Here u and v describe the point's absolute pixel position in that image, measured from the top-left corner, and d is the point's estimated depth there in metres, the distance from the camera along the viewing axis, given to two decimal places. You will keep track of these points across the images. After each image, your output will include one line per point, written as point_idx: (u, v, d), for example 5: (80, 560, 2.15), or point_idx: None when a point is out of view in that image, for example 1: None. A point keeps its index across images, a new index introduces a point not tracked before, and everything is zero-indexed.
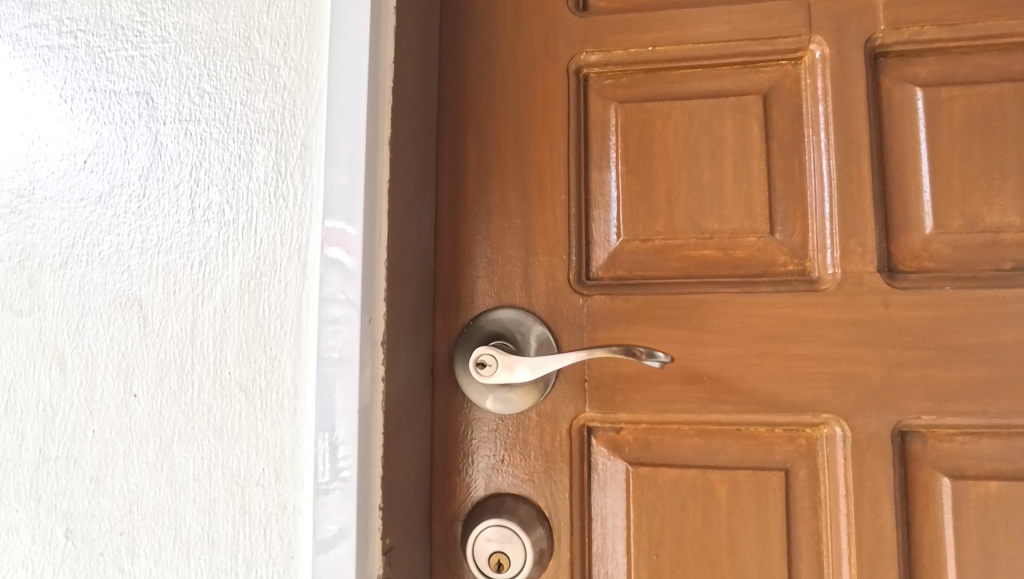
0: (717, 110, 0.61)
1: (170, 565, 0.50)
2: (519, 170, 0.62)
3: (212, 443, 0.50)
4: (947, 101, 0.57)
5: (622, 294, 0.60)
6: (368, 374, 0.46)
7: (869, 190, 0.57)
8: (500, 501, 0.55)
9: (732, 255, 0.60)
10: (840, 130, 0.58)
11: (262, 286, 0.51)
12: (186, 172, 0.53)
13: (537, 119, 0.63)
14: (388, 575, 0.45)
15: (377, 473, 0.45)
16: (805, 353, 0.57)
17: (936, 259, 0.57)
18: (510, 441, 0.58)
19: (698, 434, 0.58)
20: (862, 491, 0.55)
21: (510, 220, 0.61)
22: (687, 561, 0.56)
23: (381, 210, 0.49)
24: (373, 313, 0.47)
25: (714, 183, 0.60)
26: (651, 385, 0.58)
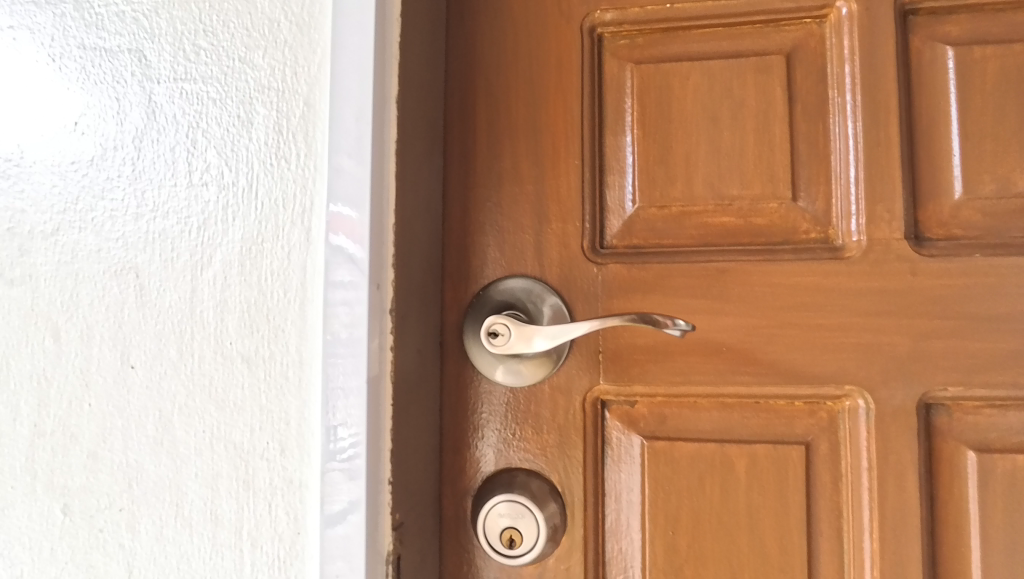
0: (737, 71, 0.57)
1: (172, 539, 0.50)
2: (532, 132, 0.59)
3: (213, 416, 0.50)
4: (980, 60, 0.55)
5: (638, 263, 0.57)
6: (377, 344, 0.46)
7: (897, 153, 0.55)
8: (513, 474, 0.56)
9: (753, 223, 0.57)
10: (868, 90, 0.56)
11: (264, 252, 0.50)
12: (183, 133, 0.52)
13: (551, 79, 0.59)
14: (398, 550, 0.47)
15: (387, 447, 0.47)
16: (829, 323, 0.55)
17: (966, 226, 0.54)
18: (521, 415, 0.57)
19: (716, 408, 0.56)
20: (886, 466, 0.53)
21: (522, 187, 0.58)
22: (703, 536, 0.55)
23: (388, 188, 0.48)
24: (381, 280, 0.47)
25: (734, 146, 0.57)
26: (668, 356, 0.56)
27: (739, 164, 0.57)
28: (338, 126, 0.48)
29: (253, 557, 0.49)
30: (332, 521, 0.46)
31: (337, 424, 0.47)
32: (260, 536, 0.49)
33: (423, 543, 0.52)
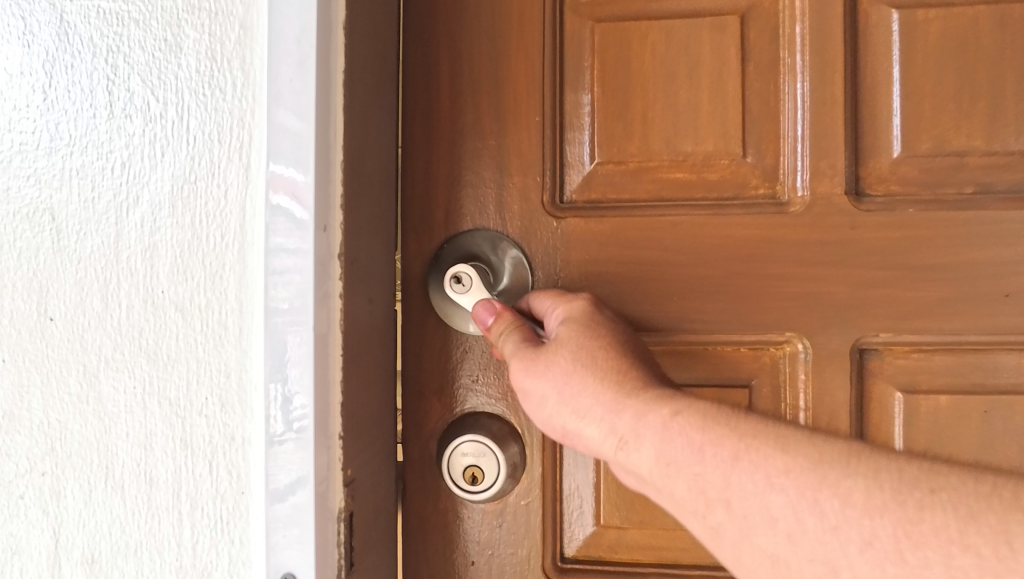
0: (694, 30, 0.54)
1: (102, 504, 0.46)
2: (493, 84, 0.55)
3: (145, 370, 0.46)
4: (922, 23, 0.52)
5: (595, 217, 0.55)
6: (326, 301, 0.43)
7: (842, 113, 0.53)
8: (479, 416, 0.54)
9: (705, 178, 0.54)
10: (816, 50, 0.53)
11: (198, 192, 0.45)
12: (101, 59, 0.46)
13: (513, 37, 0.55)
14: (350, 507, 0.45)
15: (337, 399, 0.43)
16: (773, 273, 0.54)
17: (903, 182, 0.53)
18: (478, 359, 0.55)
19: (668, 353, 0.54)
20: (820, 407, 0.54)
21: (484, 142, 0.55)
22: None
23: (336, 138, 0.44)
24: (328, 223, 0.43)
25: (690, 105, 0.54)
26: (622, 305, 0.55)
27: (693, 122, 0.54)
28: (281, 56, 0.43)
29: (191, 521, 0.45)
30: (279, 493, 0.42)
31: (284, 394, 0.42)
32: (198, 498, 0.45)
33: (377, 500, 0.50)
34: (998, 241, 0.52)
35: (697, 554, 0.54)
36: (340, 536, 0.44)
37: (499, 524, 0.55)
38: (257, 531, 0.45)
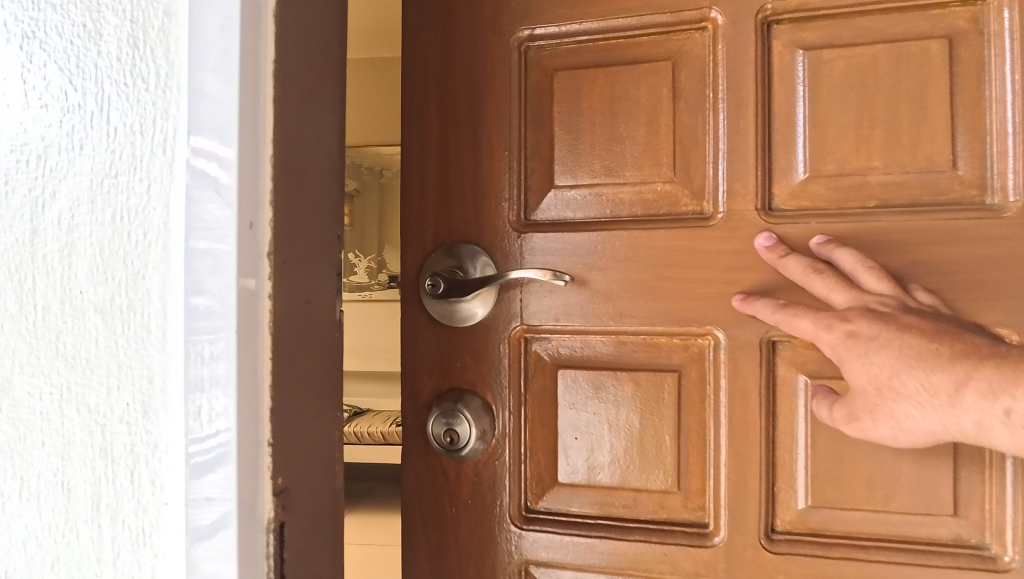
0: (633, 75, 0.59)
1: (16, 516, 0.44)
2: (467, 118, 0.62)
3: (62, 375, 0.43)
4: (828, 62, 0.57)
5: (551, 232, 0.60)
6: (252, 298, 0.41)
7: (756, 143, 0.58)
8: (461, 393, 0.61)
9: (643, 197, 0.59)
10: (732, 89, 0.58)
11: (117, 187, 0.43)
12: (16, 47, 0.44)
13: (484, 81, 0.62)
14: (281, 516, 0.43)
15: (266, 404, 0.42)
16: (694, 277, 0.58)
17: (813, 199, 0.57)
18: (457, 345, 0.62)
19: (610, 341, 0.60)
20: (736, 391, 0.58)
21: (460, 170, 0.62)
22: (599, 436, 0.60)
23: (266, 128, 0.42)
24: (255, 219, 0.41)
25: (630, 137, 0.59)
26: (569, 301, 0.60)
27: (632, 149, 0.59)
28: (203, 43, 0.41)
29: (110, 535, 0.43)
30: (202, 502, 0.40)
31: (206, 403, 0.40)
32: (116, 511, 0.42)
33: (317, 508, 0.48)
34: (895, 249, 0.55)
35: (637, 511, 0.60)
36: (269, 548, 0.42)
37: (474, 482, 0.62)
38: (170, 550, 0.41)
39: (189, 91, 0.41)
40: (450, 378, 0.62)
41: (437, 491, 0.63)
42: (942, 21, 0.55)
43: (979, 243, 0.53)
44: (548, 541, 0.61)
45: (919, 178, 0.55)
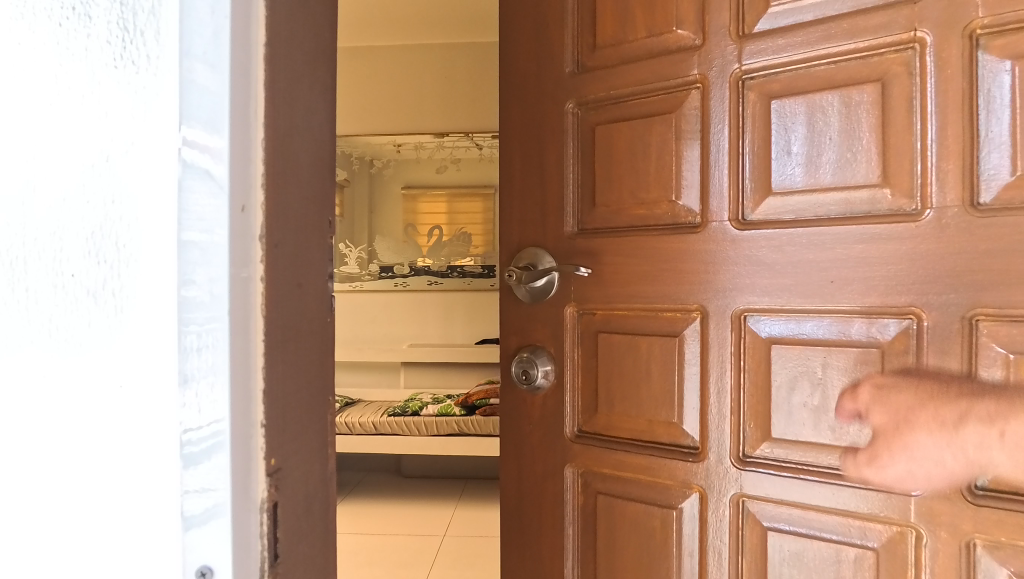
0: (649, 124, 0.83)
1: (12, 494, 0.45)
2: (537, 158, 0.91)
3: (55, 356, 0.44)
4: (784, 108, 0.74)
5: (594, 235, 0.86)
6: (243, 282, 0.41)
7: (724, 165, 0.78)
8: (535, 349, 0.90)
9: (655, 212, 0.83)
10: (712, 126, 0.79)
11: (108, 170, 0.42)
12: (8, 29, 0.44)
13: (546, 128, 0.90)
14: (275, 498, 0.43)
15: (259, 386, 0.42)
16: (686, 266, 0.81)
17: (774, 212, 0.75)
18: (531, 316, 0.91)
19: (629, 312, 0.84)
20: (716, 350, 0.79)
21: (530, 195, 0.91)
22: (625, 379, 0.85)
23: (257, 112, 0.42)
24: (247, 201, 0.41)
25: (645, 169, 0.83)
26: (599, 282, 0.86)
27: (644, 177, 0.83)
28: (193, 27, 0.41)
29: (104, 519, 0.43)
30: (200, 488, 0.41)
31: (199, 387, 0.41)
32: (110, 495, 0.43)
33: (309, 489, 0.49)
34: (839, 244, 0.72)
35: (652, 435, 0.83)
36: (263, 528, 0.42)
37: (543, 406, 0.90)
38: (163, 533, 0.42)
39: (179, 74, 0.41)
40: (530, 337, 0.91)
41: (524, 412, 0.92)
42: (880, 68, 0.69)
43: (907, 239, 0.68)
44: (592, 451, 0.87)
45: (858, 191, 0.71)
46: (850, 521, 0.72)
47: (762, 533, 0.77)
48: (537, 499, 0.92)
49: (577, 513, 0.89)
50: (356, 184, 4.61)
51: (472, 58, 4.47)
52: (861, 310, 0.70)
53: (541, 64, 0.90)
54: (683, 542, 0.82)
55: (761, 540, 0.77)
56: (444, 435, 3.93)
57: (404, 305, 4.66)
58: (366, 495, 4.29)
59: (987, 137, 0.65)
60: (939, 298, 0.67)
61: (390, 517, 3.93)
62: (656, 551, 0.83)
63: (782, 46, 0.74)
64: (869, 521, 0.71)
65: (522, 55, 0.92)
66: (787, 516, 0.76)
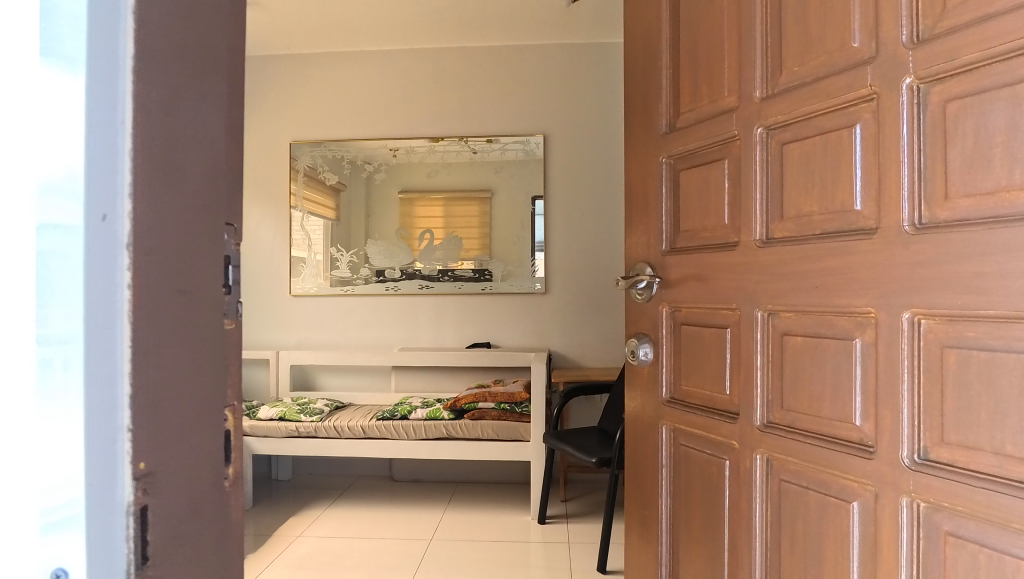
0: (707, 171, 1.23)
1: None
2: (643, 195, 1.39)
3: None
4: (789, 152, 1.05)
5: (675, 255, 1.30)
6: (108, 289, 0.42)
7: (750, 197, 1.12)
8: (641, 336, 1.38)
9: (714, 234, 1.21)
10: (741, 168, 1.14)
11: None
12: None
13: (646, 177, 1.39)
14: (143, 501, 0.44)
15: (127, 391, 0.43)
16: (731, 276, 1.16)
17: (787, 231, 1.05)
18: (640, 312, 1.40)
19: (701, 311, 1.24)
20: (745, 344, 1.13)
21: (642, 219, 1.40)
22: (696, 359, 1.25)
23: (125, 124, 0.43)
24: (111, 211, 0.42)
25: (707, 203, 1.23)
26: (677, 288, 1.29)
27: (705, 209, 1.23)
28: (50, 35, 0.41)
29: None
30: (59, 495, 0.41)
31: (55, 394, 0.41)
32: None
33: (194, 491, 0.50)
34: (822, 254, 0.99)
35: (713, 401, 1.20)
36: (130, 531, 0.43)
37: (647, 376, 1.38)
38: (14, 558, 0.40)
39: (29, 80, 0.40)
40: (644, 332, 1.39)
41: (637, 381, 1.42)
42: (854, 116, 0.93)
43: (858, 252, 0.93)
44: (677, 412, 1.29)
45: (836, 216, 0.97)
46: (837, 480, 0.96)
47: (776, 483, 1.07)
48: (643, 445, 1.39)
49: (671, 460, 1.31)
50: (354, 188, 4.66)
51: (473, 66, 4.57)
52: (840, 311, 0.95)
53: (649, 128, 1.38)
54: (727, 488, 1.15)
55: (777, 489, 1.06)
56: (432, 439, 3.94)
57: (396, 308, 4.63)
58: (358, 499, 4.30)
59: (918, 171, 0.85)
60: (889, 301, 0.88)
61: (376, 523, 3.90)
62: (713, 492, 1.19)
63: (784, 108, 1.05)
64: (847, 480, 0.94)
65: (634, 129, 1.43)
66: (793, 471, 1.03)
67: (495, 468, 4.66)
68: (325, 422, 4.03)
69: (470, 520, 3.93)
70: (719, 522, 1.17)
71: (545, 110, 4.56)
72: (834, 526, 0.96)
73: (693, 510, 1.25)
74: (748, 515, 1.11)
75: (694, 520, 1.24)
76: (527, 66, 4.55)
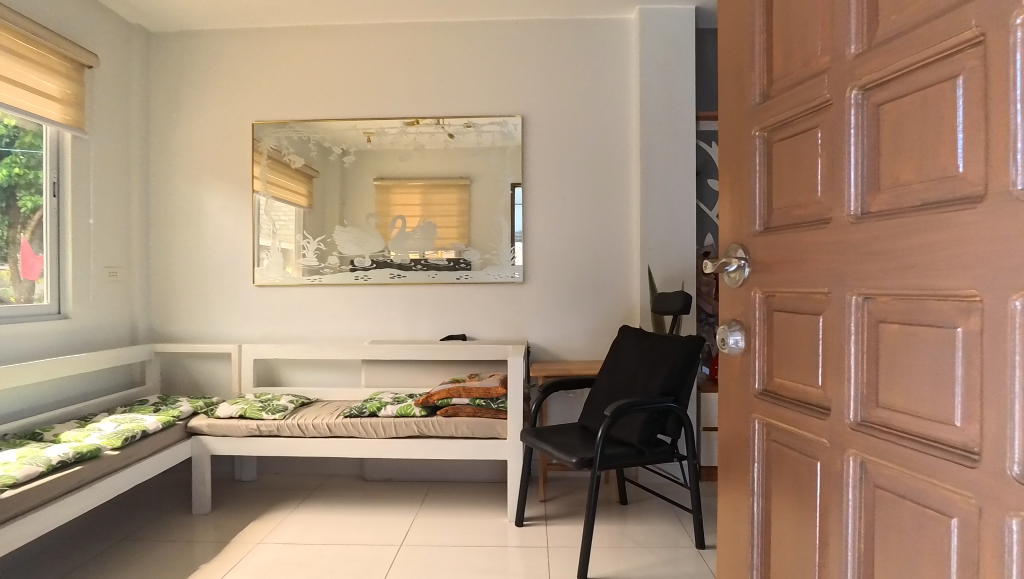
0: (800, 140, 1.04)
1: None
2: (735, 172, 1.22)
3: None
4: (888, 112, 0.86)
5: (765, 237, 1.12)
6: None
7: (841, 167, 0.93)
8: (731, 323, 1.22)
9: (805, 212, 1.02)
10: (834, 134, 0.95)
11: None
12: None
13: (738, 152, 1.21)
14: None
15: None
16: (818, 254, 0.98)
17: (886, 204, 0.86)
18: (731, 297, 1.24)
19: (790, 294, 1.06)
20: (837, 332, 0.94)
21: (733, 199, 1.23)
22: (786, 349, 1.08)
23: None
24: None
25: (800, 177, 1.04)
26: (765, 273, 1.12)
27: (796, 183, 1.05)
28: None
29: None
30: None
31: None
32: None
33: None
34: (917, 229, 0.80)
35: (805, 396, 1.03)
36: None
37: (738, 367, 1.23)
38: None
39: None
40: (734, 318, 1.23)
41: (728, 372, 1.25)
42: (959, 64, 0.75)
43: (961, 226, 0.74)
44: (767, 405, 1.13)
45: (937, 183, 0.78)
46: (934, 490, 0.78)
47: (870, 489, 0.89)
48: (733, 440, 1.24)
49: (763, 457, 1.15)
50: (328, 175, 4.34)
51: (453, 43, 4.31)
52: (941, 295, 0.77)
53: (742, 97, 1.20)
54: (818, 491, 0.99)
55: (871, 495, 0.89)
56: (404, 439, 3.70)
57: (368, 301, 4.37)
58: (333, 499, 4.08)
59: None
60: (993, 279, 0.70)
61: (348, 527, 3.66)
62: (805, 497, 1.02)
63: (880, 63, 0.86)
64: (949, 491, 0.76)
65: (727, 99, 1.26)
66: (888, 477, 0.85)
67: (472, 466, 4.45)
68: (289, 420, 3.76)
69: (447, 522, 3.72)
70: (810, 531, 1.01)
71: (531, 92, 4.32)
72: (930, 544, 0.79)
73: (784, 514, 1.08)
74: (839, 525, 0.94)
75: (786, 527, 1.07)
76: (511, 44, 4.30)
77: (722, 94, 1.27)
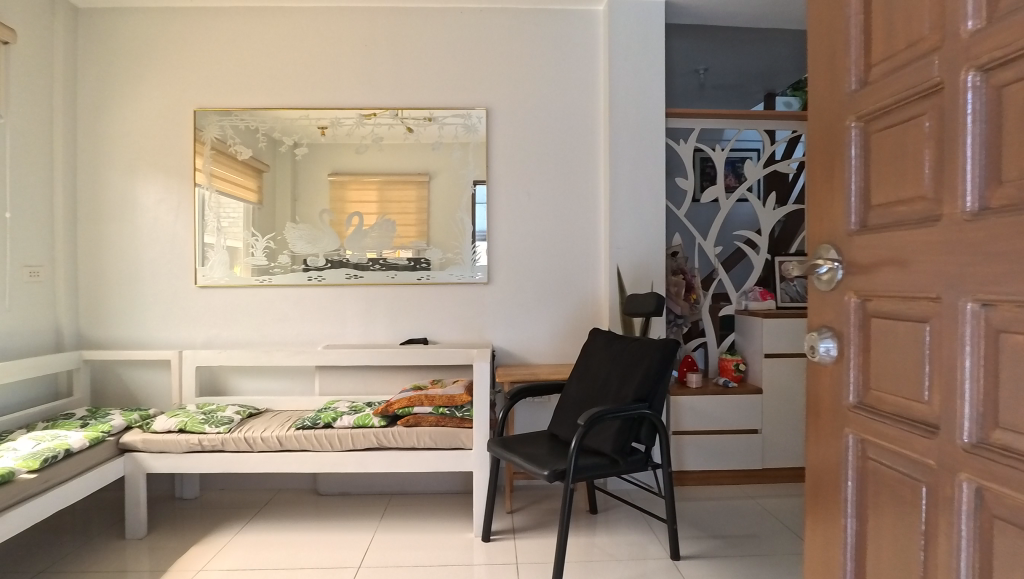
0: (903, 129, 0.99)
1: None
2: (829, 168, 1.17)
3: None
4: (1013, 95, 0.81)
5: (862, 236, 1.08)
6: None
7: (957, 158, 0.88)
8: (823, 331, 1.18)
9: (909, 208, 0.97)
10: (944, 122, 0.90)
11: None
12: None
13: (832, 146, 1.17)
14: None
15: None
16: (926, 257, 0.93)
17: (1010, 195, 0.80)
18: (823, 303, 1.19)
19: (891, 300, 1.01)
20: (950, 344, 0.89)
21: (825, 196, 1.18)
22: (886, 360, 1.03)
23: None
24: None
25: (903, 171, 0.99)
26: (863, 276, 1.07)
27: (898, 178, 1.00)
28: None
29: None
30: None
31: None
32: None
33: None
34: None
35: (909, 410, 0.98)
36: None
37: (830, 378, 1.18)
38: None
39: None
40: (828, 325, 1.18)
41: (820, 381, 1.21)
42: None
43: None
44: (862, 420, 1.09)
45: None
46: None
47: (987, 519, 0.83)
48: (824, 458, 1.19)
49: (858, 476, 1.10)
50: (278, 168, 4.02)
51: (415, 31, 4.07)
52: None
53: (836, 86, 1.15)
54: (922, 516, 0.94)
55: (989, 526, 0.83)
56: (362, 450, 3.46)
57: (324, 303, 4.08)
58: (295, 514, 3.83)
59: None
60: None
61: (308, 546, 3.41)
62: (906, 518, 0.98)
63: (1000, 40, 0.81)
64: None
65: (819, 91, 1.21)
66: (1010, 506, 0.80)
67: (434, 477, 4.21)
68: (234, 433, 3.45)
69: (415, 538, 3.50)
70: (912, 554, 0.96)
71: (496, 85, 4.10)
72: None
73: (881, 536, 1.04)
74: (948, 550, 0.88)
75: (884, 548, 1.02)
76: (475, 34, 4.08)
77: (814, 87, 1.23)
